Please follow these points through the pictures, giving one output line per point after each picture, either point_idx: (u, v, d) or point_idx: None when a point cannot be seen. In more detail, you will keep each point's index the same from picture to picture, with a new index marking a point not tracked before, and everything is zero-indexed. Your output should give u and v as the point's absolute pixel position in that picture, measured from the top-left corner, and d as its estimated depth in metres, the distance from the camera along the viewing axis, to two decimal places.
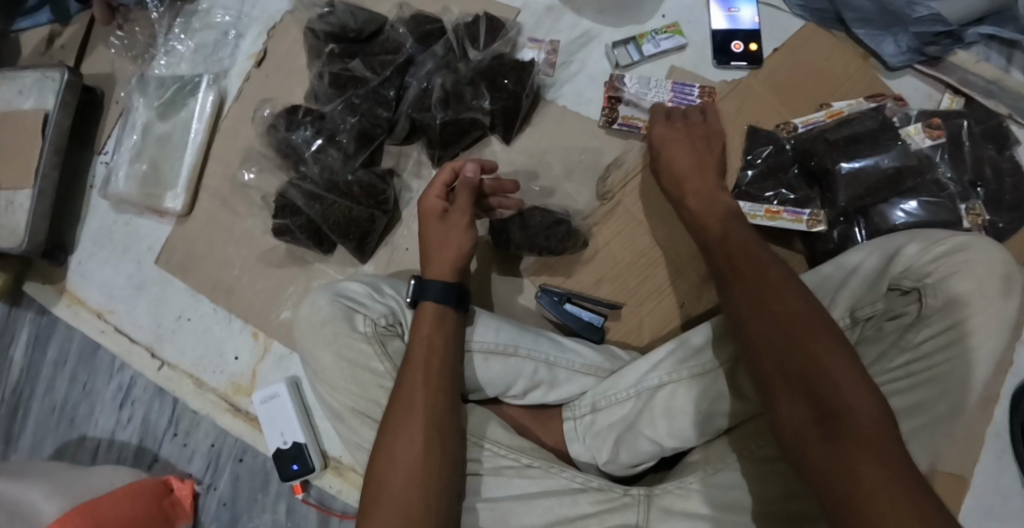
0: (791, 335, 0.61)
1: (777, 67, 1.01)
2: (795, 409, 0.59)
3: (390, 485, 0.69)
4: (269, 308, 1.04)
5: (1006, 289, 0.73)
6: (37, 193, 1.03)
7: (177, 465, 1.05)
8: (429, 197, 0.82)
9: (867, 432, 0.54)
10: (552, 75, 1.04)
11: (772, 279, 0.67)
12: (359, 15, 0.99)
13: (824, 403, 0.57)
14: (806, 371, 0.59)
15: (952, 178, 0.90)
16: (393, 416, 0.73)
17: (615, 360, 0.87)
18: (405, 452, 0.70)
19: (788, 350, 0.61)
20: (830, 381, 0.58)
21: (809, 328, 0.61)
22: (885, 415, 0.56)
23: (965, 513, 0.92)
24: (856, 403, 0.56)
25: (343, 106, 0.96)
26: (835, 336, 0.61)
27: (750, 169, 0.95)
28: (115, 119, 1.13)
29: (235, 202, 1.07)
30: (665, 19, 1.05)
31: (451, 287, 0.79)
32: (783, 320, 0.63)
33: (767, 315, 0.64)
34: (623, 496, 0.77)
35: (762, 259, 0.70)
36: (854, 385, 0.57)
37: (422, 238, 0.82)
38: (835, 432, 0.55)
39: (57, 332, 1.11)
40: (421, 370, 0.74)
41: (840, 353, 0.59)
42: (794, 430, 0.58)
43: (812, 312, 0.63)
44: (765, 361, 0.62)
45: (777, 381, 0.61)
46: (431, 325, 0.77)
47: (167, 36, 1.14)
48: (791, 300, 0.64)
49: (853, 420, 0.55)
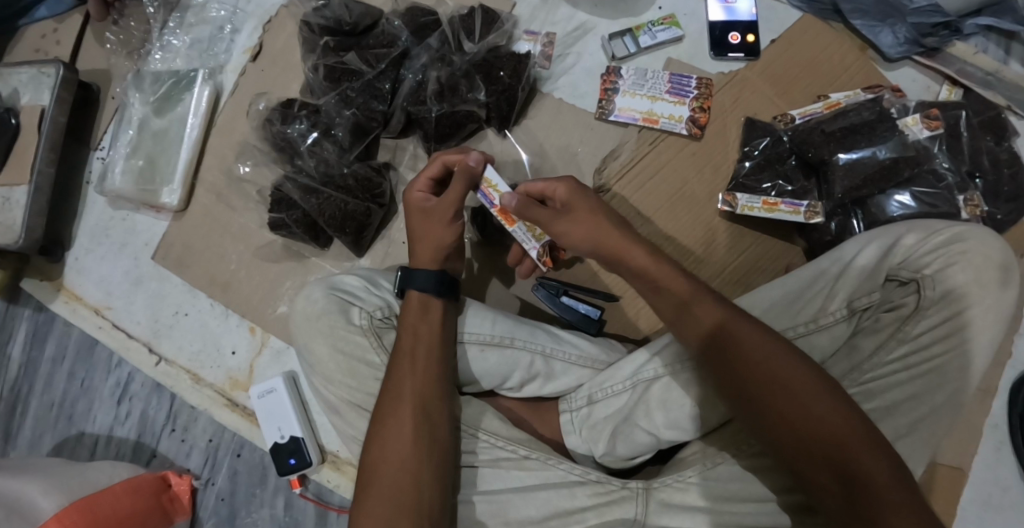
0: (764, 375, 0.63)
1: (776, 57, 1.00)
2: (793, 454, 0.61)
3: (382, 473, 0.70)
4: (268, 301, 1.03)
5: (1005, 279, 0.72)
6: (33, 189, 1.03)
7: (175, 460, 1.05)
8: (414, 190, 0.79)
9: (876, 478, 0.57)
10: (549, 68, 1.03)
11: (733, 327, 0.66)
12: (355, 8, 0.98)
13: (826, 454, 0.59)
14: (797, 421, 0.61)
15: (950, 168, 0.90)
16: (383, 406, 0.73)
17: (612, 352, 0.87)
18: (397, 442, 0.71)
19: (774, 404, 0.62)
20: (810, 410, 0.61)
21: (792, 377, 0.62)
22: (887, 452, 0.59)
23: (963, 505, 0.92)
24: (857, 447, 0.59)
25: (338, 99, 0.95)
26: (815, 379, 0.62)
27: (747, 161, 0.95)
28: (111, 114, 1.13)
29: (231, 196, 1.07)
30: (661, 11, 1.04)
31: (438, 275, 0.78)
32: (761, 374, 0.63)
33: (740, 372, 0.64)
34: (621, 489, 0.77)
35: (705, 301, 0.68)
36: (832, 406, 0.61)
37: (410, 232, 0.81)
38: (845, 482, 0.58)
39: (54, 328, 1.11)
40: (409, 359, 0.75)
41: (826, 398, 0.61)
42: (796, 471, 0.61)
43: (785, 356, 0.64)
44: (756, 414, 0.63)
45: (768, 428, 0.63)
46: (416, 312, 0.77)
47: (163, 31, 1.13)
48: (765, 347, 0.64)
49: (858, 466, 0.58)
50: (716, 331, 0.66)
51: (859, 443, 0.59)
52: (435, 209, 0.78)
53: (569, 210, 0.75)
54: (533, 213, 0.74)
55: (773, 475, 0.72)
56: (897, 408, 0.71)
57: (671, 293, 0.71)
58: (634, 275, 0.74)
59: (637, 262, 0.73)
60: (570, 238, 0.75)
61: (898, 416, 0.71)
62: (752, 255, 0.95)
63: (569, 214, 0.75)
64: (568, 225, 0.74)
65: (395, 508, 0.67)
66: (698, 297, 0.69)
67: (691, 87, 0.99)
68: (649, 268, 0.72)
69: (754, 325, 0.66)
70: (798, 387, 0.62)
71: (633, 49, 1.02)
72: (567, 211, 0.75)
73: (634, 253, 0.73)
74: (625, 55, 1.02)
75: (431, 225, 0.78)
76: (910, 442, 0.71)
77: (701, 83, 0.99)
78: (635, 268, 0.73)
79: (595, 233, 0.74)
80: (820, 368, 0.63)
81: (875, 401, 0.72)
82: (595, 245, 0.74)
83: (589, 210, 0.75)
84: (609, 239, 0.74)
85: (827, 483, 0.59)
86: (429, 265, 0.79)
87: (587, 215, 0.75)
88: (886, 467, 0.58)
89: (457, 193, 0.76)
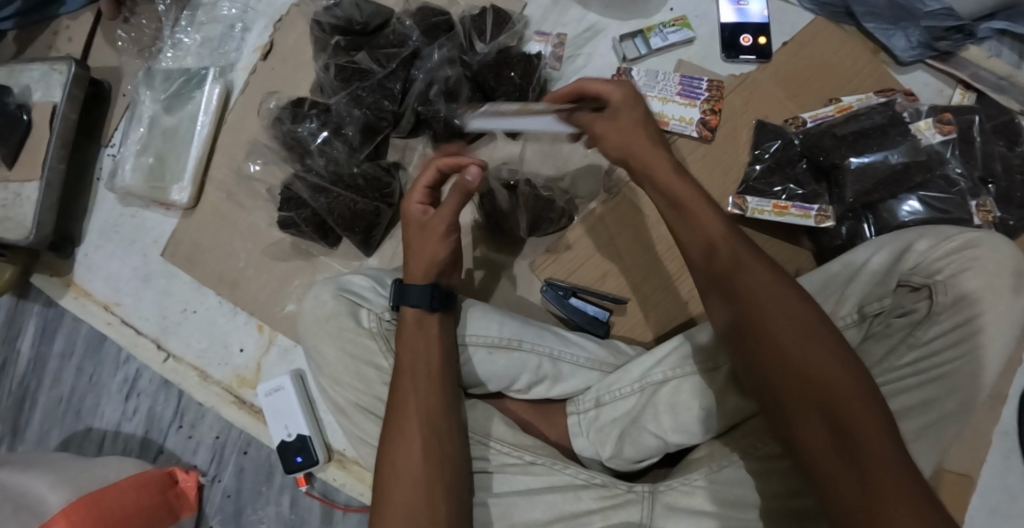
0: (766, 312, 0.63)
1: (788, 60, 1.00)
2: (790, 402, 0.60)
3: (396, 493, 0.70)
4: (275, 299, 1.03)
5: (1018, 286, 0.72)
6: (44, 185, 1.03)
7: (182, 457, 1.06)
8: (412, 203, 0.79)
9: (868, 429, 0.56)
10: (559, 69, 1.03)
11: (746, 264, 0.66)
12: (365, 7, 0.97)
13: (815, 397, 0.59)
14: (793, 366, 0.60)
15: (963, 173, 0.89)
16: (392, 425, 0.73)
17: (620, 355, 0.87)
18: (407, 460, 0.71)
19: (781, 347, 0.61)
20: (801, 351, 0.60)
21: (793, 320, 0.62)
22: (880, 405, 0.58)
23: (972, 512, 0.92)
24: (851, 396, 0.58)
25: (349, 99, 0.95)
26: (814, 323, 0.62)
27: (758, 164, 0.95)
28: (122, 112, 1.13)
29: (241, 194, 1.07)
30: (673, 12, 1.04)
31: (429, 288, 0.77)
32: (768, 312, 0.63)
33: (745, 308, 0.64)
34: (627, 492, 0.77)
35: (724, 231, 0.68)
36: (824, 352, 0.60)
37: (407, 244, 0.79)
38: (838, 431, 0.57)
39: (63, 324, 1.12)
40: (412, 374, 0.75)
41: (823, 344, 0.60)
42: (790, 423, 0.60)
43: (792, 301, 0.63)
44: (754, 351, 0.63)
45: (767, 374, 0.62)
46: (414, 329, 0.77)
47: (174, 29, 1.13)
48: (770, 284, 0.64)
49: (850, 414, 0.57)
50: (731, 263, 0.66)
51: (854, 392, 0.58)
52: (429, 221, 0.77)
53: (615, 113, 0.74)
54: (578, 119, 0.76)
55: (771, 482, 0.72)
56: (906, 414, 0.71)
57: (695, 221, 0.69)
58: (657, 192, 0.72)
59: (659, 178, 0.71)
60: (605, 140, 0.74)
61: (907, 422, 0.71)
62: None
63: (614, 116, 0.74)
64: (608, 124, 0.74)
65: (412, 523, 0.67)
66: (721, 230, 0.68)
67: (702, 89, 0.99)
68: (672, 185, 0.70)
69: (764, 264, 0.66)
70: (802, 331, 0.61)
71: (645, 50, 1.02)
72: (613, 113, 0.74)
73: (660, 164, 0.72)
74: (636, 56, 1.02)
75: (426, 239, 0.77)
76: (919, 449, 0.71)
77: (713, 85, 0.99)
78: (660, 182, 0.71)
79: (632, 139, 0.73)
80: (820, 315, 0.63)
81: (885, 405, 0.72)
82: (626, 151, 0.73)
83: (633, 119, 0.74)
84: (642, 149, 0.72)
85: (820, 435, 0.58)
86: (423, 279, 0.78)
87: (632, 121, 0.73)
88: (874, 417, 0.57)
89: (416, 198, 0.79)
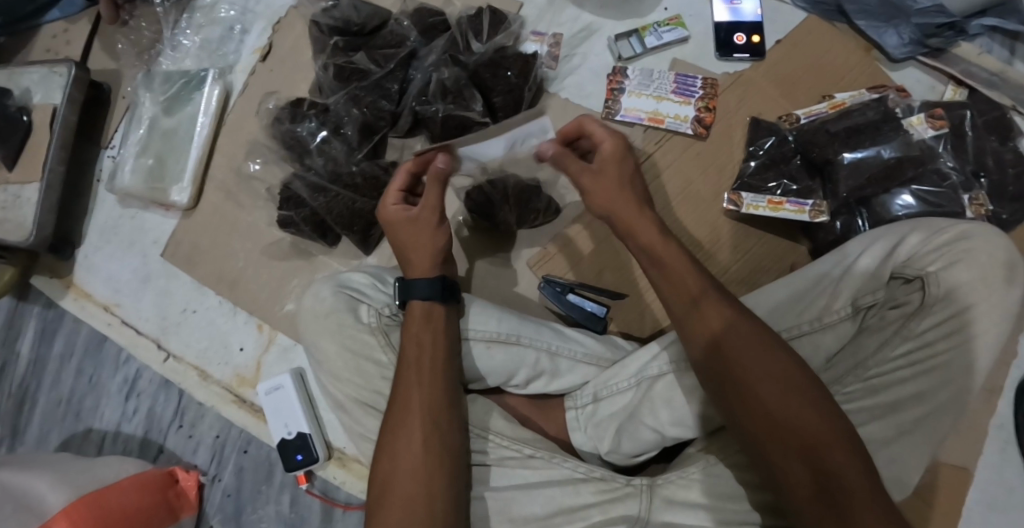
0: (749, 365, 0.67)
1: (782, 59, 1.01)
2: (776, 450, 0.64)
3: (394, 485, 0.70)
4: (275, 299, 1.04)
5: (1010, 277, 0.73)
6: (45, 186, 1.04)
7: (182, 457, 1.06)
8: (388, 205, 0.79)
9: (851, 478, 0.61)
10: (555, 68, 1.04)
11: (729, 317, 0.70)
12: (362, 9, 0.98)
13: (800, 446, 0.63)
14: (778, 418, 0.64)
15: (954, 168, 0.90)
16: (393, 416, 0.74)
17: (617, 350, 0.88)
18: (407, 453, 0.71)
19: (762, 399, 0.66)
20: (784, 404, 0.65)
21: (777, 375, 0.66)
22: (860, 453, 0.63)
23: (969, 505, 0.92)
24: (834, 446, 0.62)
25: (347, 98, 0.96)
26: (797, 374, 0.66)
27: (753, 160, 0.96)
28: (121, 114, 1.14)
29: (240, 194, 1.08)
30: (667, 12, 1.05)
31: (436, 282, 0.78)
32: (752, 368, 0.67)
33: (727, 360, 0.68)
34: (625, 486, 0.77)
35: (708, 288, 0.72)
36: (804, 403, 0.64)
37: (396, 243, 0.80)
38: (823, 480, 0.61)
39: (63, 325, 1.12)
40: (416, 367, 0.75)
41: (807, 398, 0.65)
42: (775, 469, 0.64)
43: (775, 356, 0.67)
44: (736, 402, 0.67)
45: (751, 424, 0.66)
46: (420, 323, 0.77)
47: (173, 31, 1.14)
48: (750, 337, 0.68)
49: (834, 464, 0.61)
50: (715, 320, 0.70)
51: (836, 442, 0.62)
52: (413, 215, 0.78)
53: (601, 168, 0.77)
54: (566, 164, 0.78)
55: (743, 472, 0.74)
56: (900, 404, 0.72)
57: (675, 276, 0.73)
58: (638, 251, 0.76)
59: (643, 236, 0.75)
60: (591, 196, 0.77)
61: (902, 412, 0.72)
62: (756, 256, 0.96)
63: (600, 171, 0.77)
64: (594, 179, 0.77)
65: (410, 518, 0.68)
66: (704, 288, 0.72)
67: (697, 87, 1.00)
68: (655, 245, 0.75)
69: (743, 316, 0.70)
70: (785, 382, 0.66)
71: (640, 49, 1.03)
72: (597, 167, 0.77)
73: (646, 229, 0.75)
74: (631, 55, 1.03)
75: (417, 232, 0.78)
76: (914, 439, 0.71)
77: (707, 83, 1.00)
78: (641, 244, 0.75)
79: (618, 200, 0.76)
80: (802, 368, 0.67)
81: (879, 396, 0.72)
82: (609, 211, 0.77)
83: (620, 175, 0.77)
84: (627, 211, 0.76)
85: (805, 482, 0.62)
86: (425, 276, 0.79)
87: (615, 178, 0.76)
88: (858, 463, 0.62)
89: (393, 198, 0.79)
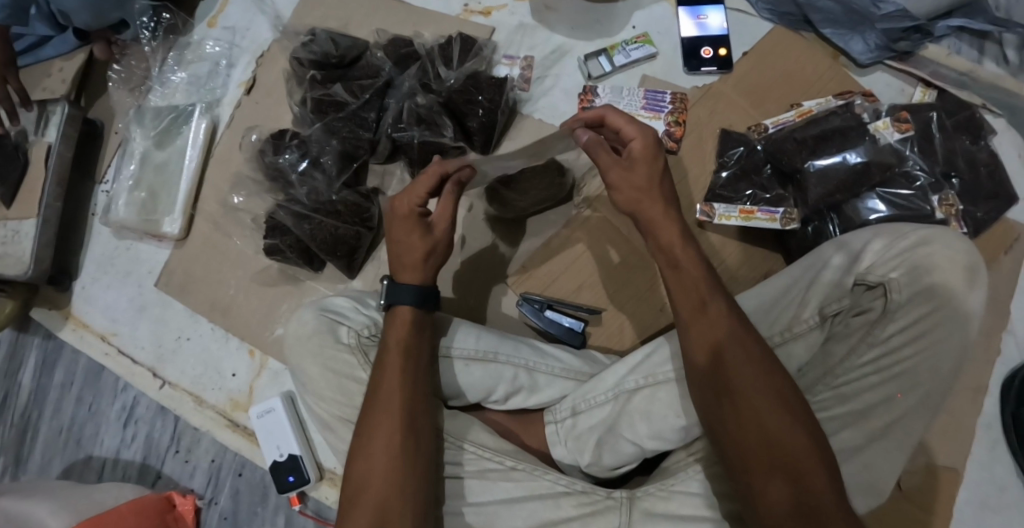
0: (745, 377, 0.68)
1: (748, 70, 1.03)
2: (759, 463, 0.65)
3: (375, 497, 0.71)
4: (265, 324, 1.07)
5: (971, 280, 0.75)
6: (41, 221, 1.07)
7: (180, 482, 1.08)
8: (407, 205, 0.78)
9: (826, 499, 0.63)
10: (528, 90, 1.07)
11: (731, 328, 0.70)
12: (341, 42, 1.03)
13: (787, 462, 0.64)
14: (767, 431, 0.66)
15: (924, 170, 0.91)
16: (378, 429, 0.74)
17: (595, 364, 0.90)
18: (389, 468, 0.72)
19: (756, 411, 0.67)
20: (773, 418, 0.66)
21: (772, 392, 0.67)
22: (835, 475, 0.65)
23: (960, 506, 0.92)
24: (814, 465, 0.64)
25: (324, 129, 0.99)
26: (788, 390, 0.68)
27: (724, 171, 0.97)
28: (115, 149, 1.18)
29: (228, 225, 1.11)
30: (635, 30, 1.08)
31: (420, 289, 0.78)
32: (747, 381, 0.68)
33: (725, 372, 0.69)
34: (606, 498, 0.79)
35: (716, 297, 0.72)
36: (790, 421, 0.66)
37: (396, 246, 0.79)
38: (801, 498, 0.63)
39: (63, 355, 1.15)
40: (398, 376, 0.76)
41: (795, 416, 0.66)
42: (750, 480, 0.66)
43: (773, 373, 0.68)
44: (728, 411, 0.68)
45: (740, 435, 0.67)
46: (398, 334, 0.78)
47: (162, 68, 1.18)
48: (750, 351, 0.69)
49: (813, 485, 0.63)
50: (719, 328, 0.70)
51: (817, 464, 0.64)
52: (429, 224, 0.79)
53: (632, 164, 0.76)
54: (596, 154, 0.78)
55: (721, 483, 0.75)
56: (869, 411, 0.73)
57: (685, 278, 0.74)
58: (655, 250, 0.77)
59: (662, 236, 0.76)
60: (616, 190, 0.77)
61: (870, 419, 0.73)
62: (732, 264, 0.97)
63: (629, 167, 0.76)
64: (624, 173, 0.76)
65: None
66: (712, 294, 0.73)
67: (667, 102, 1.02)
68: (676, 247, 0.75)
69: (745, 328, 0.70)
70: (775, 397, 0.67)
71: (609, 68, 1.05)
72: (628, 162, 0.76)
73: (666, 227, 0.76)
74: (600, 74, 1.05)
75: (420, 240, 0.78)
76: (884, 444, 0.72)
77: (676, 97, 1.02)
78: (660, 244, 0.76)
79: (642, 199, 0.76)
80: (792, 385, 0.69)
81: (848, 404, 0.73)
82: (634, 207, 0.77)
83: (649, 176, 0.76)
84: (651, 209, 0.76)
85: (782, 496, 0.64)
86: (416, 282, 0.79)
87: (648, 177, 0.76)
88: (831, 480, 0.64)
89: (413, 196, 0.78)
